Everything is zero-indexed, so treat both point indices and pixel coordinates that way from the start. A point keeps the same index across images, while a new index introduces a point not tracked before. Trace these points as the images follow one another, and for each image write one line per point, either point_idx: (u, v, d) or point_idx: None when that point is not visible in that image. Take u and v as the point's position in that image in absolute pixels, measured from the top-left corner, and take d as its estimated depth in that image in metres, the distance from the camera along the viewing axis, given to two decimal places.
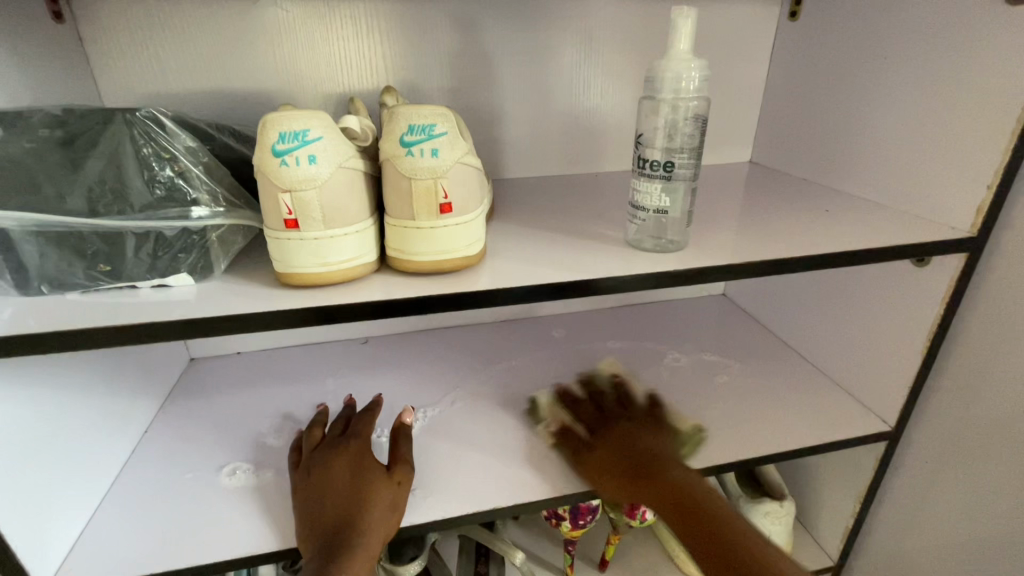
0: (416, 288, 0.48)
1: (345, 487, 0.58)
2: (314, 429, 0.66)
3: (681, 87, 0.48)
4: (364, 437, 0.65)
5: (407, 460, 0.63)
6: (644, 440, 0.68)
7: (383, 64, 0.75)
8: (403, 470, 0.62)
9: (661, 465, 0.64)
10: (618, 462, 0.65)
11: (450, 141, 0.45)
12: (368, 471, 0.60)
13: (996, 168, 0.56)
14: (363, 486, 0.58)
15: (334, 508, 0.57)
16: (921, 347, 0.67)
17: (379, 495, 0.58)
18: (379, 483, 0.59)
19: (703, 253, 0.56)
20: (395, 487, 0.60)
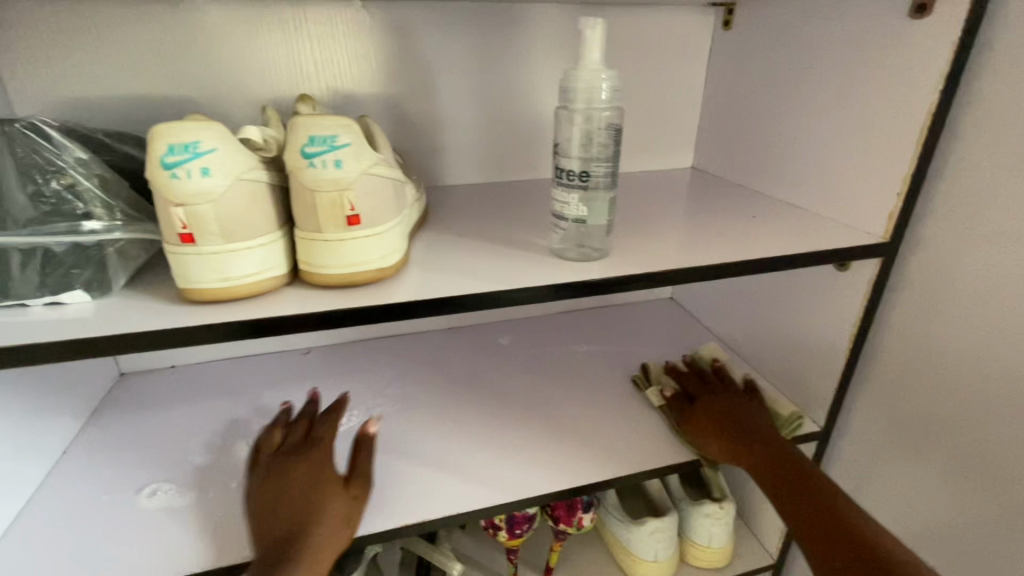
0: (327, 302, 0.47)
1: (299, 495, 0.56)
2: (274, 429, 0.63)
3: (593, 97, 0.48)
4: (325, 444, 0.62)
5: (365, 474, 0.60)
6: (730, 404, 0.71)
7: (315, 69, 0.73)
8: (358, 486, 0.59)
9: (750, 423, 0.68)
10: (708, 419, 0.69)
11: (354, 153, 0.44)
12: (323, 482, 0.58)
13: (904, 175, 0.58)
14: (318, 498, 0.56)
15: (291, 515, 0.55)
16: (845, 349, 0.69)
17: (330, 511, 0.56)
18: (335, 496, 0.57)
19: (626, 261, 0.56)
20: (348, 501, 0.58)
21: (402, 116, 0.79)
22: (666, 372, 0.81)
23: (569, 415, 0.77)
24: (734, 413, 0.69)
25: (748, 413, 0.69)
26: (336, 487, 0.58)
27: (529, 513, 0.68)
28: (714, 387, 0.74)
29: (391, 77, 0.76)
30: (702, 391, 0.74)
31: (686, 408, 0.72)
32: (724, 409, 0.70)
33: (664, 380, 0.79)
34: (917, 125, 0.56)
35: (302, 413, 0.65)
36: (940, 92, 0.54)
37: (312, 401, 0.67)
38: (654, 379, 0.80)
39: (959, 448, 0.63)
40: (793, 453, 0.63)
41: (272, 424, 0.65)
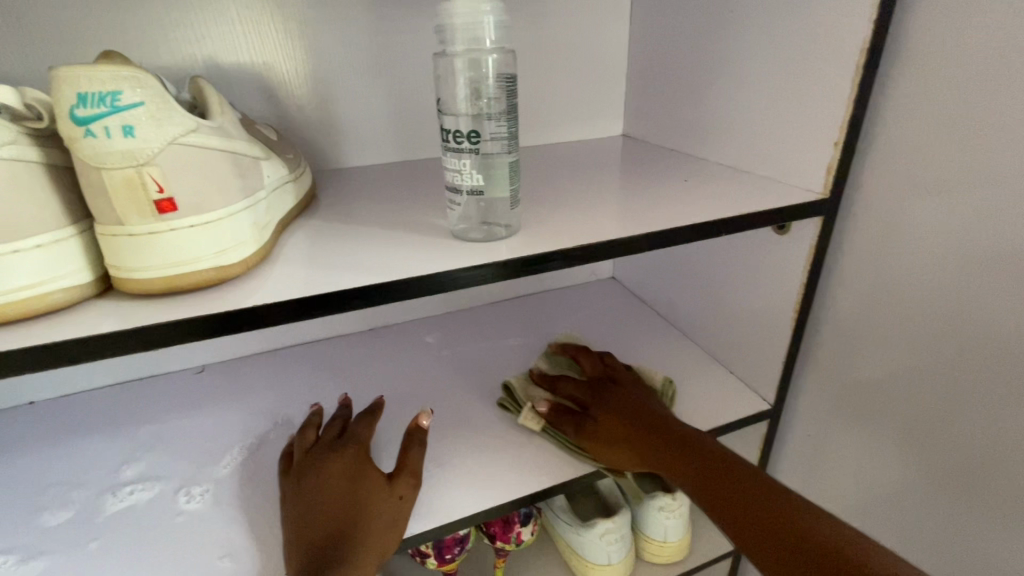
0: (144, 316, 0.36)
1: (344, 491, 0.51)
2: (306, 432, 0.59)
3: (473, 35, 0.39)
4: (362, 442, 0.57)
5: (415, 470, 0.55)
6: (616, 401, 0.62)
7: (160, 31, 0.60)
8: (408, 482, 0.54)
9: (662, 425, 0.58)
10: (614, 429, 0.59)
11: (150, 115, 0.33)
12: (369, 480, 0.53)
13: (841, 123, 0.52)
14: (363, 495, 0.51)
15: (324, 515, 0.50)
16: (790, 320, 0.63)
17: (377, 510, 0.51)
18: (377, 493, 0.52)
19: (539, 238, 0.48)
20: (397, 502, 0.52)
21: (281, 89, 0.67)
22: (535, 383, 0.70)
23: (502, 418, 0.68)
24: (625, 414, 0.60)
25: (651, 409, 0.60)
26: (384, 485, 0.53)
27: (458, 536, 0.60)
28: (594, 388, 0.65)
29: (261, 40, 0.64)
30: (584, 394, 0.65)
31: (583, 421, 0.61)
32: (618, 413, 0.60)
33: (534, 394, 0.68)
34: (851, 63, 0.50)
35: (334, 416, 0.61)
36: (874, 23, 0.48)
37: (343, 405, 0.63)
38: (523, 397, 0.68)
39: (908, 417, 0.58)
40: (726, 455, 0.52)
41: (303, 427, 0.61)
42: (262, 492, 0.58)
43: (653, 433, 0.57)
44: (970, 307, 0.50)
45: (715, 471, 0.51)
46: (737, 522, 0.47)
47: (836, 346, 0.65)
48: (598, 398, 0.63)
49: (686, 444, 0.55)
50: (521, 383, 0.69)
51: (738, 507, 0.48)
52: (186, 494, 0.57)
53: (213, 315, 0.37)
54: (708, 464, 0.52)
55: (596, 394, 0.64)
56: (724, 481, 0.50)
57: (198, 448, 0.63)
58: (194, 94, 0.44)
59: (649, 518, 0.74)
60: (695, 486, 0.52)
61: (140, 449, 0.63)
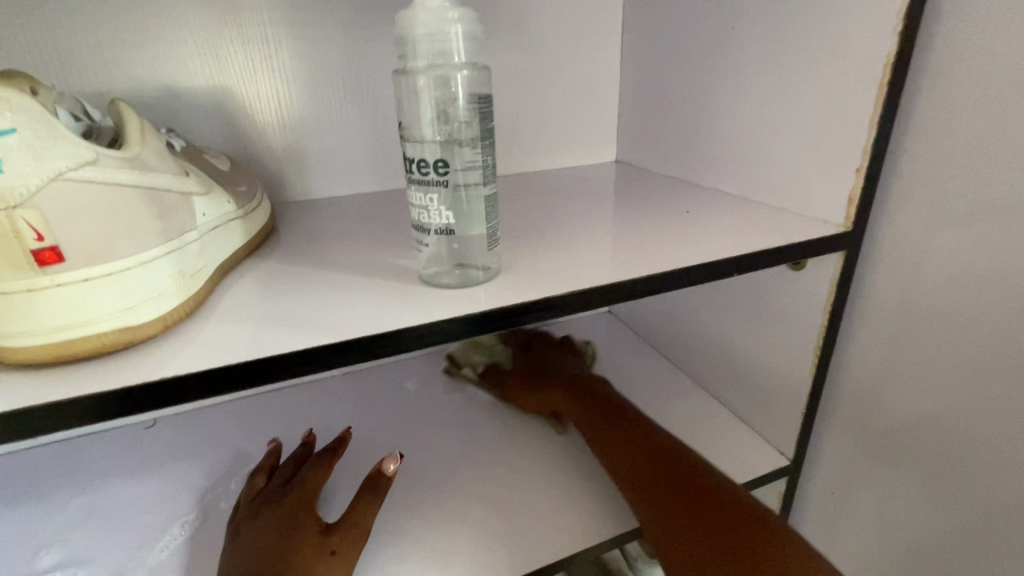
0: (23, 395, 0.29)
1: (270, 544, 0.46)
2: (257, 476, 0.55)
3: (437, 48, 0.33)
4: (309, 487, 0.52)
5: (357, 522, 0.48)
6: (530, 369, 0.70)
7: (104, 53, 0.54)
8: (344, 537, 0.48)
9: (583, 381, 0.66)
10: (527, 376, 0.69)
11: (27, 146, 0.26)
12: (300, 530, 0.48)
13: (864, 146, 0.46)
14: (288, 550, 0.46)
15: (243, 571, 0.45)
16: (810, 366, 0.56)
17: (303, 564, 0.45)
18: (303, 546, 0.46)
19: (521, 283, 0.41)
20: (328, 558, 0.46)
21: (243, 115, 0.61)
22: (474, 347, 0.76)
23: (491, 476, 0.60)
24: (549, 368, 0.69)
25: (559, 370, 0.69)
26: (317, 537, 0.47)
27: None
28: (523, 362, 0.71)
29: (219, 63, 0.58)
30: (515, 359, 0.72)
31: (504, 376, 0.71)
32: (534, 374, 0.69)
33: (473, 358, 0.75)
34: (874, 80, 0.44)
35: (291, 458, 0.57)
36: (900, 35, 0.42)
37: (305, 443, 0.58)
38: (464, 360, 0.75)
39: (942, 479, 0.51)
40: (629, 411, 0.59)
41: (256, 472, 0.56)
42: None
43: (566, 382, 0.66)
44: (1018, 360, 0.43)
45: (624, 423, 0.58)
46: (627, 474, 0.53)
47: (857, 395, 0.57)
48: (524, 370, 0.70)
49: (593, 414, 0.61)
50: (462, 349, 0.76)
51: (632, 461, 0.54)
52: None
53: (111, 392, 0.29)
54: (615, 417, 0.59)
55: (526, 361, 0.71)
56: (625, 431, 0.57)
57: (134, 525, 0.55)
58: (115, 120, 0.38)
59: None
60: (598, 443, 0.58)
61: (66, 528, 0.55)
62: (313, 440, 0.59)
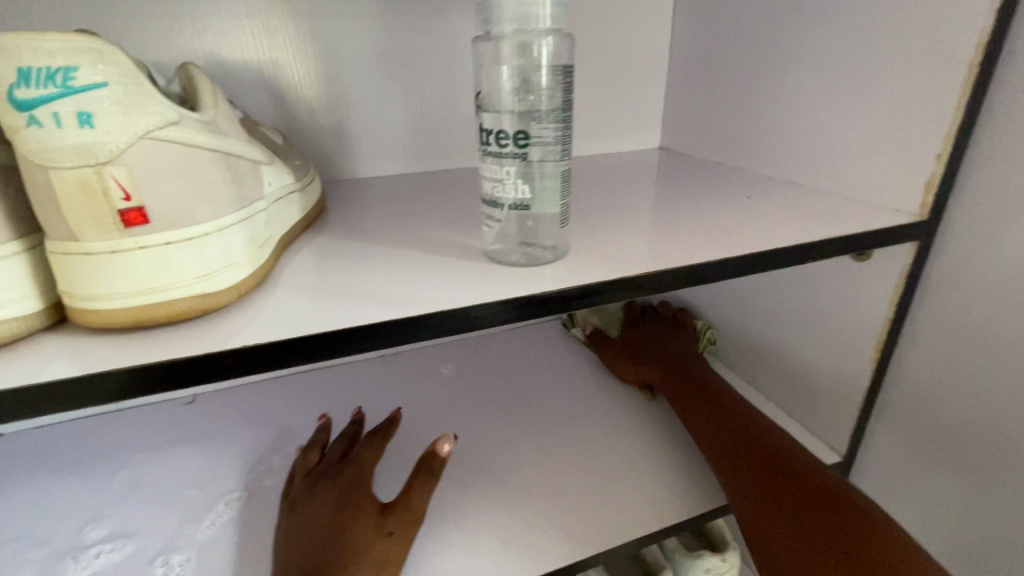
0: (106, 358, 0.28)
1: (323, 525, 0.46)
2: (310, 452, 0.54)
3: (524, 13, 0.32)
4: (365, 468, 0.51)
5: (412, 506, 0.48)
6: (640, 342, 0.70)
7: (158, 24, 0.53)
8: (401, 519, 0.47)
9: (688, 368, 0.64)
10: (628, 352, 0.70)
11: (117, 101, 0.26)
12: (357, 509, 0.47)
13: (946, 131, 0.44)
14: (346, 529, 0.46)
15: (297, 551, 0.45)
16: (870, 361, 0.54)
17: (365, 545, 0.45)
18: (358, 530, 0.46)
19: (589, 264, 0.40)
20: (386, 539, 0.46)
21: (293, 90, 0.60)
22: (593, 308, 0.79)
23: (535, 462, 0.59)
24: (656, 346, 0.69)
25: (669, 344, 0.68)
26: (375, 519, 0.47)
27: None
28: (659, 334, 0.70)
29: (271, 36, 0.57)
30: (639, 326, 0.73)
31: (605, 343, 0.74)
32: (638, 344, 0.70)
33: (588, 318, 0.78)
34: (963, 61, 0.42)
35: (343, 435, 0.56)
36: (995, 14, 0.40)
37: (355, 422, 0.57)
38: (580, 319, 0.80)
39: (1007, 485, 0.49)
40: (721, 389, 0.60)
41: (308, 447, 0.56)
42: (252, 554, 0.49)
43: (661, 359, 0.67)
44: None
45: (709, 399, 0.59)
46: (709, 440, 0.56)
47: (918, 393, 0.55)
48: (646, 333, 0.71)
49: (697, 389, 0.61)
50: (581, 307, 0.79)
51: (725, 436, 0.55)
52: (163, 564, 0.49)
53: (191, 358, 0.29)
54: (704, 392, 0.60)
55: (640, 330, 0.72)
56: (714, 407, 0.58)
57: (181, 499, 0.55)
58: (184, 85, 0.37)
59: None
60: (712, 431, 0.56)
61: (114, 500, 0.55)
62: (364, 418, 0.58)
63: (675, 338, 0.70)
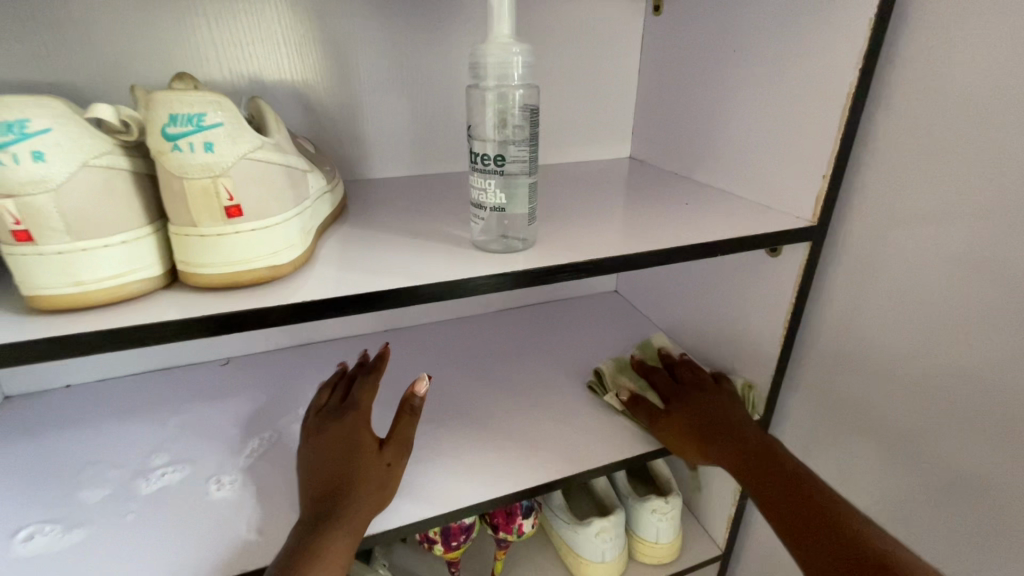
0: (208, 306, 0.41)
1: (339, 458, 0.55)
2: (321, 394, 0.63)
3: (503, 73, 0.45)
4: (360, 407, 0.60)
5: (403, 438, 0.58)
6: (712, 405, 0.64)
7: (213, 50, 0.66)
8: (395, 449, 0.58)
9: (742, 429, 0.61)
10: (690, 429, 0.63)
11: (228, 134, 0.39)
12: (359, 443, 0.57)
13: (829, 157, 0.58)
14: (353, 461, 0.55)
15: (320, 479, 0.55)
16: (780, 336, 0.68)
17: (365, 473, 0.55)
18: (366, 460, 0.56)
19: (551, 251, 0.53)
20: (385, 466, 0.56)
21: (318, 105, 0.73)
22: (623, 372, 0.75)
23: (512, 414, 0.73)
24: (723, 420, 0.62)
25: (731, 411, 0.63)
26: (374, 450, 0.57)
27: (465, 523, 0.66)
28: (705, 401, 0.65)
29: (303, 60, 0.70)
30: (675, 393, 0.68)
31: (657, 414, 0.67)
32: (699, 416, 0.64)
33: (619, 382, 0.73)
34: (840, 105, 0.56)
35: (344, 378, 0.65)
36: (860, 71, 0.54)
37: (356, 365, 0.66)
38: (609, 383, 0.74)
39: (880, 432, 0.63)
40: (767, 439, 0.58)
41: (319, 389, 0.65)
42: (285, 476, 0.63)
43: (707, 421, 0.63)
44: (942, 332, 0.55)
45: (743, 453, 0.58)
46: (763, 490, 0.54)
47: (819, 362, 0.69)
48: (690, 396, 0.66)
49: (751, 442, 0.58)
50: (610, 371, 0.75)
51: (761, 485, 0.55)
52: (216, 482, 0.62)
53: (268, 308, 0.42)
54: (744, 445, 0.59)
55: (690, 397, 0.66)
56: (759, 454, 0.57)
57: (225, 436, 0.68)
58: (252, 113, 0.50)
59: (643, 521, 0.79)
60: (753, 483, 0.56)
61: (170, 436, 0.68)
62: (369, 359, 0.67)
63: (721, 397, 0.65)
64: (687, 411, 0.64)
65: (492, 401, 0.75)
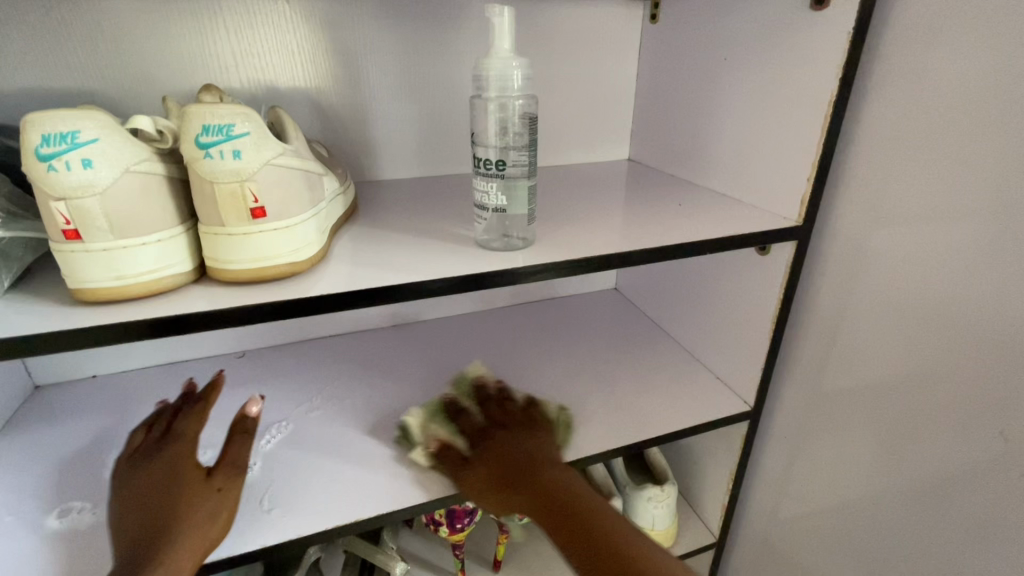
0: (235, 298, 0.45)
1: (155, 493, 0.50)
2: (138, 430, 0.56)
3: (504, 85, 0.48)
4: (188, 437, 0.54)
5: (237, 462, 0.55)
6: (503, 445, 0.61)
7: (232, 60, 0.70)
8: (228, 474, 0.54)
9: (541, 467, 0.58)
10: (494, 475, 0.58)
11: (254, 143, 0.43)
12: (183, 475, 0.51)
13: (813, 161, 0.61)
14: (176, 493, 0.50)
15: (129, 516, 0.49)
16: (770, 331, 0.71)
17: (195, 507, 0.50)
18: (189, 489, 0.51)
19: (549, 249, 0.57)
20: (214, 494, 0.52)
21: (330, 111, 0.77)
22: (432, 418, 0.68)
23: None
24: (507, 460, 0.59)
25: (520, 450, 0.60)
26: (200, 478, 0.52)
27: (469, 506, 0.70)
28: (494, 441, 0.62)
29: (316, 68, 0.74)
30: (497, 426, 0.64)
31: (466, 469, 0.61)
32: (505, 458, 0.59)
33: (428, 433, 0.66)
34: (823, 111, 0.59)
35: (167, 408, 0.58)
36: (842, 80, 0.57)
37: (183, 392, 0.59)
38: (417, 436, 0.67)
39: (864, 423, 0.66)
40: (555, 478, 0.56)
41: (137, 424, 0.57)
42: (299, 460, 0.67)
43: (506, 462, 0.59)
44: (919, 326, 0.58)
45: (542, 488, 0.55)
46: (563, 529, 0.52)
47: (807, 356, 0.72)
48: (484, 441, 0.62)
49: (555, 483, 0.56)
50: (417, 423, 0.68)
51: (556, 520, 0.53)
52: None
53: (288, 300, 0.45)
54: (539, 480, 0.56)
55: (488, 441, 0.62)
56: (553, 494, 0.55)
57: None
58: (273, 121, 0.54)
59: (639, 507, 0.82)
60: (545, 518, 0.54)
61: None
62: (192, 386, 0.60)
63: (506, 435, 0.62)
64: (489, 455, 0.60)
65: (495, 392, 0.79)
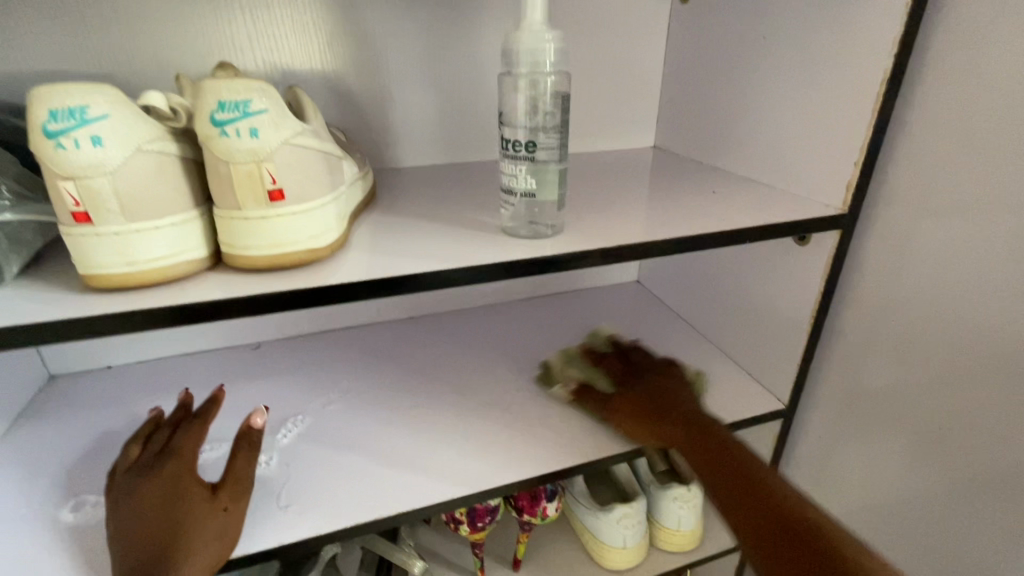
0: (251, 286, 0.43)
1: (157, 513, 0.47)
2: (133, 445, 0.53)
3: (535, 60, 0.45)
4: (188, 453, 0.52)
5: (242, 478, 0.53)
6: (650, 388, 0.65)
7: (247, 41, 0.67)
8: (232, 492, 0.51)
9: (693, 405, 0.61)
10: (641, 409, 0.63)
11: (272, 121, 0.40)
12: (187, 493, 0.49)
13: (861, 145, 0.57)
14: (180, 513, 0.48)
15: (129, 538, 0.46)
16: (807, 325, 0.68)
17: (201, 527, 0.48)
18: (195, 506, 0.49)
19: (579, 237, 0.54)
20: (220, 513, 0.50)
21: (348, 95, 0.74)
22: (571, 361, 0.72)
23: (536, 399, 0.74)
24: (664, 395, 0.63)
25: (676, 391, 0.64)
26: (207, 496, 0.50)
27: (490, 505, 0.68)
28: (644, 382, 0.66)
29: (334, 50, 0.71)
30: (631, 376, 0.67)
31: (609, 400, 0.66)
32: (653, 395, 0.64)
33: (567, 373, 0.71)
34: (873, 91, 0.55)
35: (166, 424, 0.56)
36: (895, 57, 0.53)
37: (182, 406, 0.58)
38: (558, 374, 0.72)
39: (908, 424, 0.62)
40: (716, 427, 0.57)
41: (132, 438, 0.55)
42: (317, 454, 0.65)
43: (655, 402, 0.63)
44: (974, 321, 0.54)
45: (700, 427, 0.58)
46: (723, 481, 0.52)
47: (846, 352, 0.68)
48: (640, 381, 0.66)
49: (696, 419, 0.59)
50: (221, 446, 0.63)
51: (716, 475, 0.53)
52: None
53: (305, 289, 0.43)
54: (678, 420, 0.60)
55: (647, 380, 0.66)
56: (706, 438, 0.57)
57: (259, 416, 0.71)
58: (291, 102, 0.51)
59: (665, 507, 0.79)
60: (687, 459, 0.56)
61: None
62: (189, 401, 0.59)
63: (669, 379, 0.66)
64: (644, 389, 0.65)
65: (515, 386, 0.76)
